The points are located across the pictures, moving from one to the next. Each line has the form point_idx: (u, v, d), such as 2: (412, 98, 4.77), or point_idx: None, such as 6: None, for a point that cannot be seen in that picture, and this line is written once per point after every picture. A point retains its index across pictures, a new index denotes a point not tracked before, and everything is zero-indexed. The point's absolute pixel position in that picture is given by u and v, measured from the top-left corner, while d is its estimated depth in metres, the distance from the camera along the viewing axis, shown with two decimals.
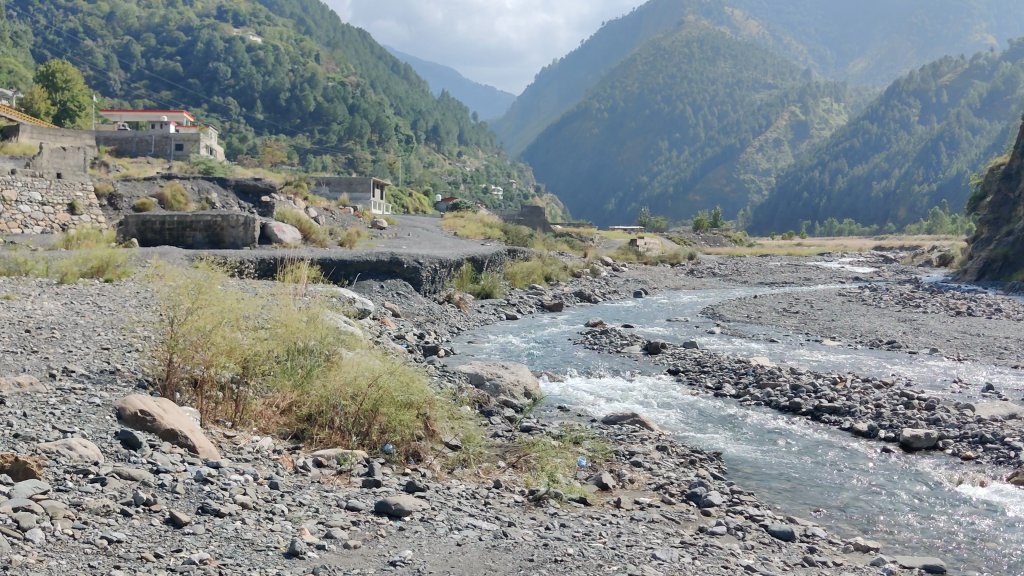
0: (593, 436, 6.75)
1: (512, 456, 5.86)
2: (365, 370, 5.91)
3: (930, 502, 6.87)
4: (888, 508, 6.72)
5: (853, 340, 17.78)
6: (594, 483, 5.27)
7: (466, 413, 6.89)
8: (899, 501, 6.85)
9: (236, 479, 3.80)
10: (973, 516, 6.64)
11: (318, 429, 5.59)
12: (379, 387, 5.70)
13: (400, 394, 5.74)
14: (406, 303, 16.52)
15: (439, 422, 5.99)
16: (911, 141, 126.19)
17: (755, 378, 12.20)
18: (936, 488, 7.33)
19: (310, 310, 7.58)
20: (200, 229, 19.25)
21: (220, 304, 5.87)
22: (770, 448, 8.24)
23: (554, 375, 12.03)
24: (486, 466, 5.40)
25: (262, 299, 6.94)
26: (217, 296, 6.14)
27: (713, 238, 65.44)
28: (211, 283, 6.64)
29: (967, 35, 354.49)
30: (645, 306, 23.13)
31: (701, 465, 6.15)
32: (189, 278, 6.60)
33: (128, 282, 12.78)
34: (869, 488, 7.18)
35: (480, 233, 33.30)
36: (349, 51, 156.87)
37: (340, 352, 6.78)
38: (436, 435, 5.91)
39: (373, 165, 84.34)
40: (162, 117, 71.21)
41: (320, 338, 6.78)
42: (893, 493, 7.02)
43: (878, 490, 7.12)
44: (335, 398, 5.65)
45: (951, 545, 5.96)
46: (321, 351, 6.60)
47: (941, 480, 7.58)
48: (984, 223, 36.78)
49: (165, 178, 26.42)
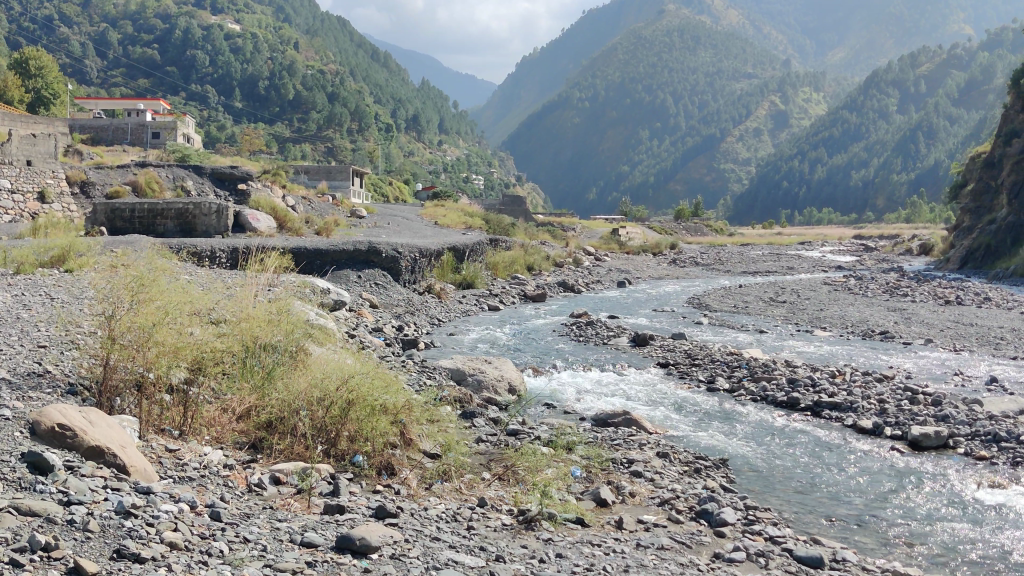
0: (586, 441, 6.14)
1: (498, 467, 5.28)
2: (334, 371, 5.31)
3: (945, 512, 6.39)
4: (901, 520, 6.15)
5: (845, 330, 17.30)
6: (592, 499, 4.67)
7: (448, 417, 6.28)
8: (915, 513, 6.34)
9: (165, 511, 3.16)
10: (989, 526, 6.11)
11: (279, 438, 4.96)
12: (348, 390, 5.04)
13: (376, 398, 5.10)
14: (385, 294, 15.87)
15: (416, 429, 5.38)
16: (890, 131, 126.68)
17: (750, 372, 11.61)
18: (948, 494, 6.81)
19: (279, 307, 6.91)
20: (171, 217, 18.42)
21: (167, 299, 5.22)
22: (777, 454, 7.61)
23: (539, 369, 11.43)
24: (477, 480, 4.86)
25: (217, 294, 6.30)
26: (165, 293, 5.49)
27: (694, 227, 64.89)
28: (159, 277, 5.96)
29: (945, 26, 355.83)
30: (630, 296, 22.50)
31: (707, 475, 5.56)
32: (133, 271, 5.96)
33: (88, 273, 12.03)
34: (881, 499, 6.61)
35: (461, 223, 32.54)
36: (328, 40, 155.57)
37: (307, 350, 6.16)
38: (414, 443, 5.28)
39: (352, 154, 83.49)
40: (139, 104, 69.86)
41: (287, 332, 6.18)
42: (909, 507, 6.46)
43: (893, 500, 6.58)
44: (299, 401, 5.00)
45: (974, 560, 5.43)
46: (287, 348, 5.97)
47: (961, 486, 7.03)
48: (965, 211, 36.42)
49: (139, 165, 25.58)
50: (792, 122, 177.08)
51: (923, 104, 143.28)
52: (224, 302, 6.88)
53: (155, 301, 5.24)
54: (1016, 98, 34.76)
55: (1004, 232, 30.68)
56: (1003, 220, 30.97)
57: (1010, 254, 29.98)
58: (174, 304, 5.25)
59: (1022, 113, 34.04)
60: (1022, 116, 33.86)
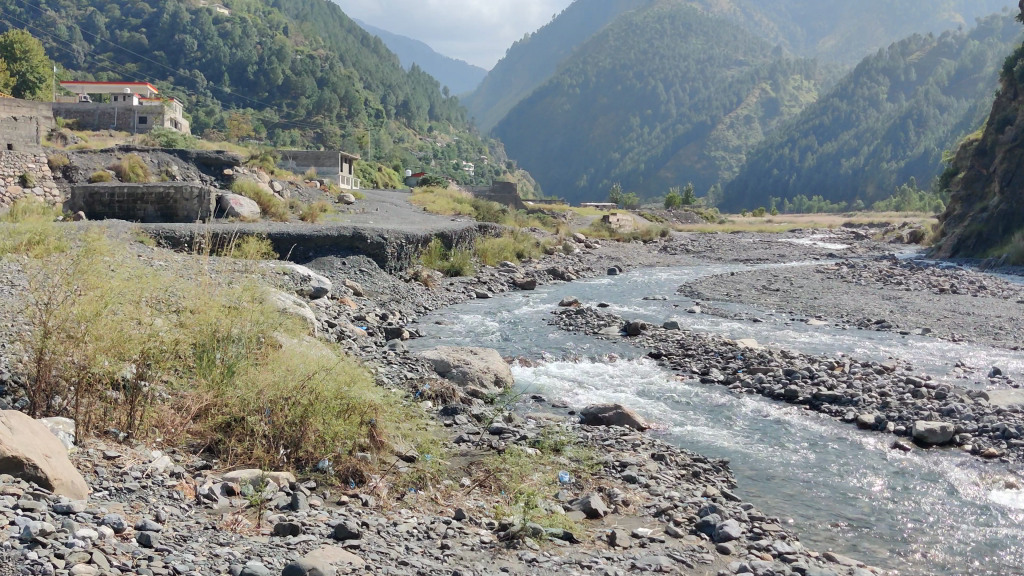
0: (575, 441, 5.73)
1: (477, 470, 4.83)
2: (294, 367, 4.85)
3: (956, 515, 6.01)
4: (906, 524, 5.76)
5: (840, 318, 16.93)
6: (580, 509, 4.24)
7: (423, 417, 5.86)
8: (920, 515, 5.97)
9: (82, 537, 2.72)
10: (994, 528, 5.75)
11: (237, 440, 4.48)
12: (310, 389, 4.59)
13: (340, 397, 4.66)
14: (369, 281, 15.40)
15: (388, 430, 4.89)
16: (880, 119, 126.43)
17: (745, 363, 11.18)
18: (960, 495, 6.44)
19: (245, 296, 6.51)
20: (152, 201, 17.83)
21: (110, 292, 4.82)
22: (781, 453, 7.17)
23: (527, 360, 10.97)
24: (462, 489, 4.44)
25: (166, 286, 5.86)
26: (106, 280, 5.04)
27: (685, 214, 64.39)
28: (101, 265, 5.50)
29: (935, 16, 355.41)
30: (620, 283, 22.09)
31: (707, 478, 5.14)
32: (68, 260, 5.50)
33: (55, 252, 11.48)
34: (885, 501, 6.21)
35: (450, 209, 32.03)
36: (317, 25, 154.17)
37: (270, 343, 5.71)
38: (385, 444, 4.82)
39: (342, 140, 82.47)
40: (126, 89, 68.99)
41: (253, 321, 5.80)
42: (922, 512, 6.02)
43: (898, 504, 6.18)
44: (260, 403, 4.52)
45: (982, 566, 5.08)
46: (244, 340, 5.53)
47: (970, 486, 6.64)
48: (956, 198, 36.13)
49: (123, 150, 24.93)
50: (783, 110, 176.86)
51: (914, 92, 142.98)
52: (181, 291, 6.42)
53: (94, 289, 4.78)
54: (1010, 85, 34.28)
55: (997, 220, 30.32)
56: (995, 207, 30.66)
57: (1001, 243, 29.64)
58: (115, 293, 4.81)
59: (1015, 100, 33.58)
60: (1015, 103, 33.39)
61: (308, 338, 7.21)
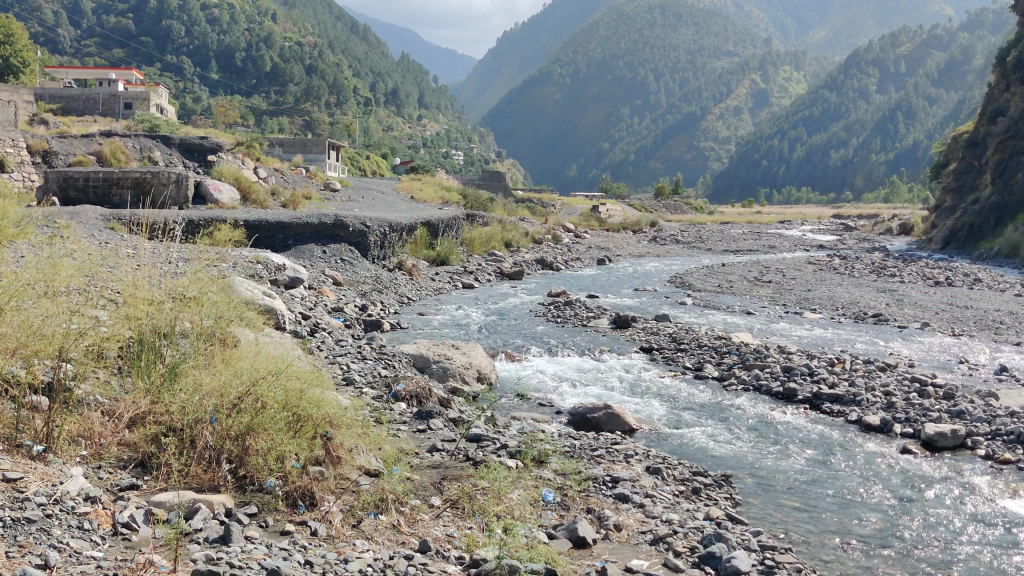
0: (560, 451, 5.18)
1: (449, 489, 4.24)
2: (240, 370, 4.28)
3: (973, 528, 5.52)
4: (919, 539, 5.28)
5: (836, 312, 16.43)
6: (564, 538, 3.71)
7: (390, 430, 5.28)
8: (921, 524, 5.53)
9: None
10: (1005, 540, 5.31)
11: (172, 454, 3.92)
12: (258, 394, 4.02)
13: (299, 401, 4.12)
14: (350, 270, 14.81)
15: (349, 442, 4.31)
16: (869, 111, 126.46)
17: (741, 359, 10.66)
18: (971, 503, 5.98)
19: (209, 286, 5.98)
20: (128, 186, 17.06)
21: (23, 288, 4.23)
22: (786, 461, 6.67)
23: (510, 354, 10.42)
24: (432, 514, 3.88)
25: (101, 273, 5.29)
26: (21, 274, 4.46)
27: (673, 205, 63.84)
28: (22, 259, 4.94)
29: (923, 8, 355.17)
30: (609, 274, 21.53)
31: (706, 495, 4.64)
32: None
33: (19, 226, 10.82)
34: (892, 513, 5.73)
35: (437, 198, 31.36)
36: (306, 12, 152.77)
37: (215, 346, 5.12)
38: (345, 461, 4.22)
39: (330, 128, 81.53)
40: (111, 74, 68.00)
41: (197, 320, 5.25)
42: (930, 522, 5.58)
43: (905, 516, 5.68)
44: (203, 410, 3.95)
45: None
46: (187, 344, 4.96)
47: (982, 494, 6.18)
48: (947, 190, 35.60)
49: (105, 135, 24.23)
50: (773, 102, 176.66)
51: (903, 85, 143.03)
52: (120, 280, 5.84)
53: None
54: (1002, 76, 33.87)
55: (988, 212, 29.87)
56: (987, 199, 30.21)
57: (993, 235, 29.13)
58: (27, 287, 4.20)
59: (1007, 92, 33.11)
60: (1006, 95, 32.95)
61: (277, 338, 6.66)
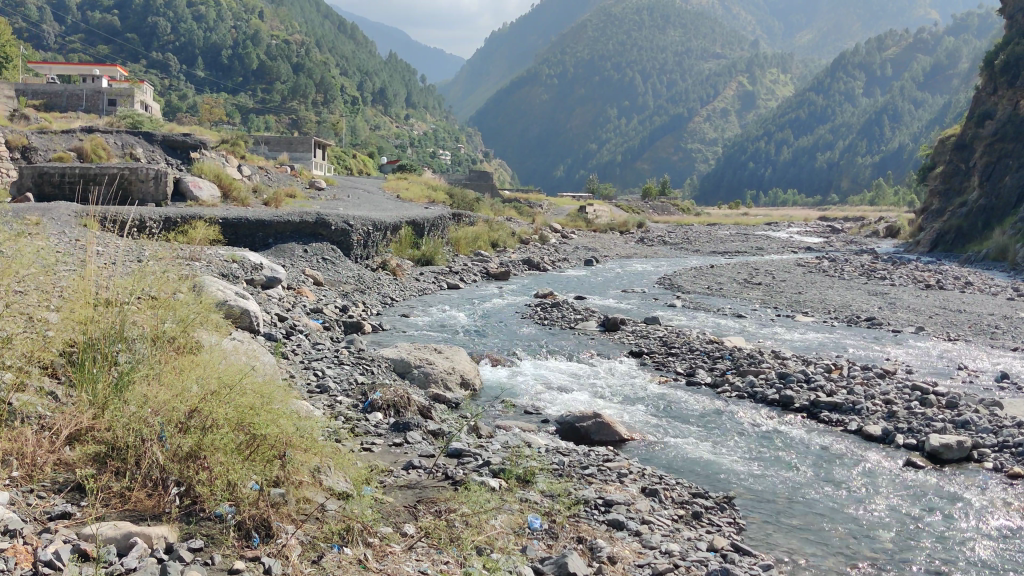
0: (548, 468, 4.82)
1: (422, 515, 3.85)
2: (190, 384, 3.86)
3: (987, 547, 5.20)
4: (925, 558, 4.95)
5: (828, 315, 16.11)
6: (552, 572, 3.35)
7: (359, 445, 4.86)
8: (928, 542, 5.23)
9: None
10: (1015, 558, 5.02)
11: (110, 481, 3.48)
12: (215, 414, 3.63)
13: (261, 423, 3.72)
14: (332, 270, 14.37)
15: (310, 459, 3.88)
16: (856, 114, 126.81)
17: (735, 365, 10.25)
18: (981, 520, 5.65)
19: (174, 286, 5.59)
20: (104, 182, 16.50)
21: None
22: (794, 476, 6.31)
23: (496, 358, 10.00)
24: (405, 545, 3.48)
25: (44, 265, 4.84)
26: None
27: (660, 206, 63.65)
28: None
29: (909, 11, 356.50)
30: (596, 275, 21.16)
31: (703, 523, 4.28)
32: None
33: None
34: (896, 531, 5.39)
35: (423, 197, 30.99)
36: (294, 10, 151.78)
37: (164, 350, 4.68)
38: (308, 487, 3.76)
39: (316, 126, 80.98)
40: (96, 70, 67.11)
41: (151, 324, 4.83)
42: (941, 539, 5.28)
43: (916, 535, 5.34)
44: (151, 433, 3.56)
45: None
46: (135, 353, 4.50)
47: (994, 511, 5.84)
48: (935, 193, 35.41)
49: (86, 131, 23.71)
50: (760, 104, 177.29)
51: (889, 88, 143.62)
52: (68, 269, 5.37)
53: None
54: (989, 79, 33.66)
55: (975, 214, 29.67)
56: (975, 202, 30.02)
57: (981, 238, 28.94)
58: None
59: (995, 95, 32.92)
60: (994, 98, 32.73)
61: (247, 343, 6.25)
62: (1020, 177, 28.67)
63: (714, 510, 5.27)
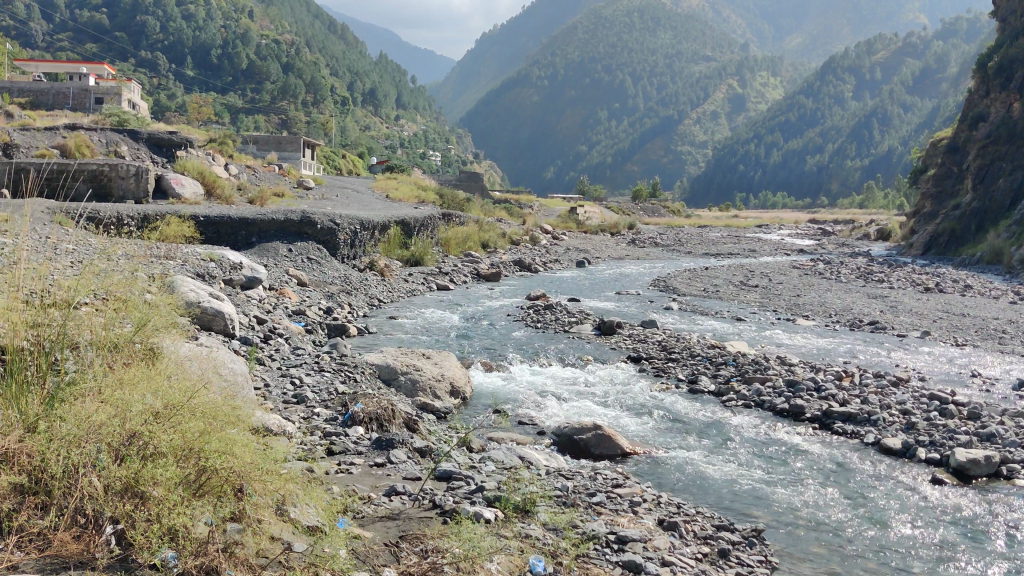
0: (549, 497, 4.31)
1: (392, 559, 3.27)
2: (124, 402, 3.28)
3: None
4: None
5: (830, 318, 15.56)
6: None
7: (328, 472, 4.24)
8: (955, 563, 4.78)
9: None
10: None
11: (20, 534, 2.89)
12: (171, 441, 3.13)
13: (219, 452, 3.17)
14: (317, 270, 13.75)
15: (265, 488, 3.29)
16: (845, 117, 126.74)
17: (739, 371, 9.72)
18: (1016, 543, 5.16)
19: (139, 283, 4.98)
20: (83, 178, 15.73)
21: None
22: (820, 499, 5.73)
23: (489, 364, 9.47)
24: None
25: None
26: None
27: (651, 207, 63.07)
28: None
29: (900, 16, 356.29)
30: (589, 277, 20.62)
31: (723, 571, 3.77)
32: None
33: None
34: (929, 558, 4.87)
35: (413, 197, 30.35)
36: (284, 11, 150.75)
37: (96, 352, 4.06)
38: (263, 531, 3.15)
39: (306, 126, 80.04)
40: (83, 69, 66.23)
41: (99, 333, 4.23)
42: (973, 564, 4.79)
43: (945, 562, 4.83)
44: (76, 466, 3.01)
45: None
46: (72, 366, 3.89)
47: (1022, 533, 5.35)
48: (927, 195, 34.76)
49: (69, 129, 23.00)
50: (750, 107, 177.41)
51: (879, 91, 143.37)
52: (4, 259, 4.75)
53: None
54: (982, 81, 33.05)
55: (969, 218, 29.20)
56: (968, 205, 29.55)
57: (975, 241, 28.38)
58: None
59: (988, 97, 32.35)
60: (987, 100, 32.16)
61: (214, 348, 5.70)
62: (1013, 181, 28.25)
63: (740, 544, 4.68)
